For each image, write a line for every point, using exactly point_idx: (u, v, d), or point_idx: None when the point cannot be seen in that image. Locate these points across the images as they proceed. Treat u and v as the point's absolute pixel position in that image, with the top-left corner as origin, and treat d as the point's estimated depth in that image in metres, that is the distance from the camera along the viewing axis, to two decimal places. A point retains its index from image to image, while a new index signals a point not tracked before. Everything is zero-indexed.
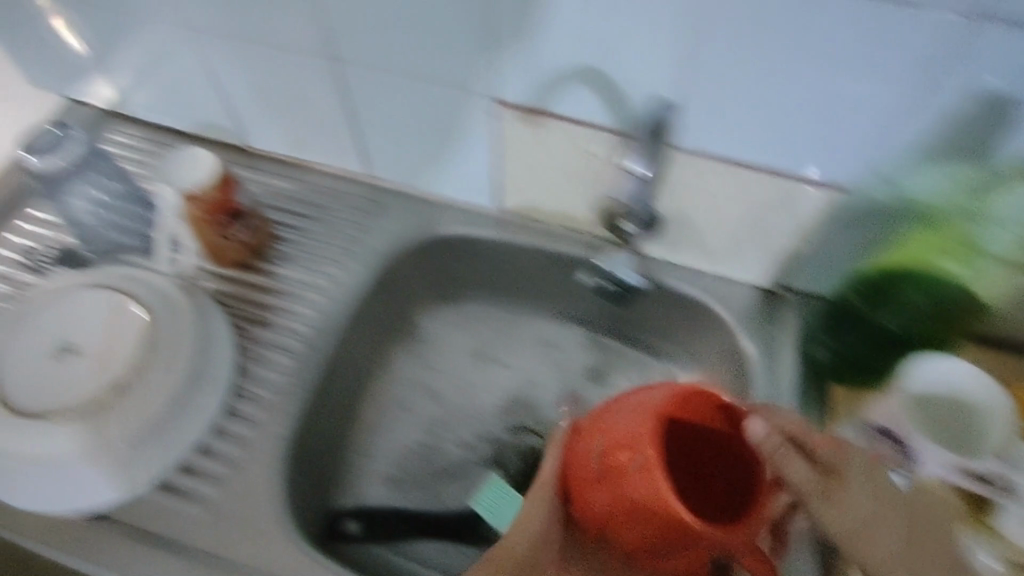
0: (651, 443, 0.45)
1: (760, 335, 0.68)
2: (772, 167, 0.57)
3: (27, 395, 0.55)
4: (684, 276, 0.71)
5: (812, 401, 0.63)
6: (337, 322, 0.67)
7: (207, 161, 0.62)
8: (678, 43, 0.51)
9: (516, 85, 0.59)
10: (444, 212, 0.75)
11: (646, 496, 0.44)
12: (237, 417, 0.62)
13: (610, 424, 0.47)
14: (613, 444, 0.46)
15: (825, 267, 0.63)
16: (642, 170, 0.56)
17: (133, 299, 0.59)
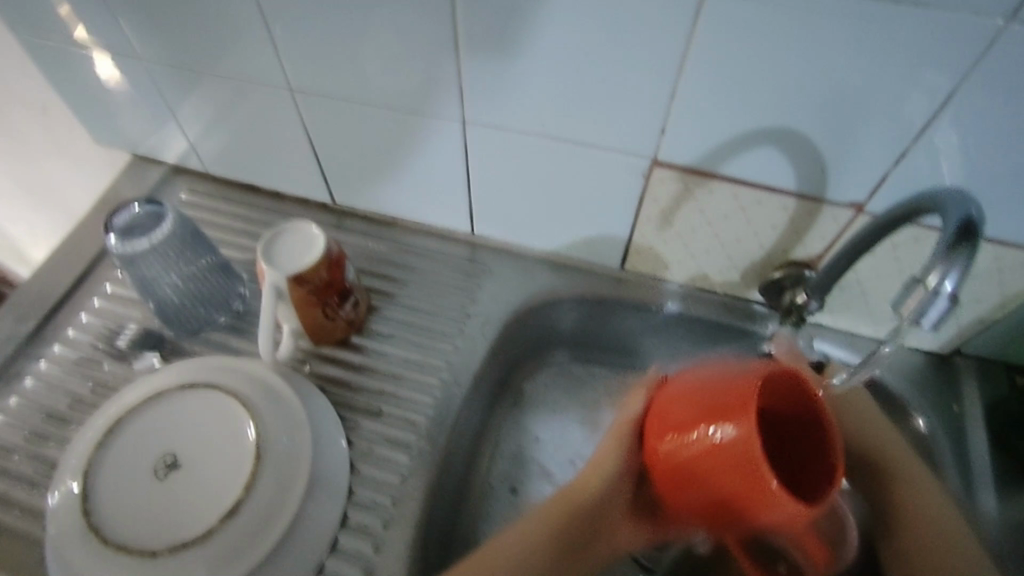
0: (761, 453, 0.37)
1: (944, 412, 0.59)
2: (989, 235, 0.48)
3: (123, 520, 0.47)
4: (844, 339, 0.62)
5: (1012, 492, 0.55)
6: (455, 409, 0.59)
7: (315, 237, 0.55)
8: (908, 101, 0.42)
9: (680, 144, 0.50)
10: (560, 274, 0.67)
11: (783, 519, 0.37)
12: (350, 527, 0.52)
13: (710, 383, 0.41)
14: (700, 408, 0.41)
15: (1020, 335, 0.56)
16: (943, 282, 0.34)
17: (231, 395, 0.53)
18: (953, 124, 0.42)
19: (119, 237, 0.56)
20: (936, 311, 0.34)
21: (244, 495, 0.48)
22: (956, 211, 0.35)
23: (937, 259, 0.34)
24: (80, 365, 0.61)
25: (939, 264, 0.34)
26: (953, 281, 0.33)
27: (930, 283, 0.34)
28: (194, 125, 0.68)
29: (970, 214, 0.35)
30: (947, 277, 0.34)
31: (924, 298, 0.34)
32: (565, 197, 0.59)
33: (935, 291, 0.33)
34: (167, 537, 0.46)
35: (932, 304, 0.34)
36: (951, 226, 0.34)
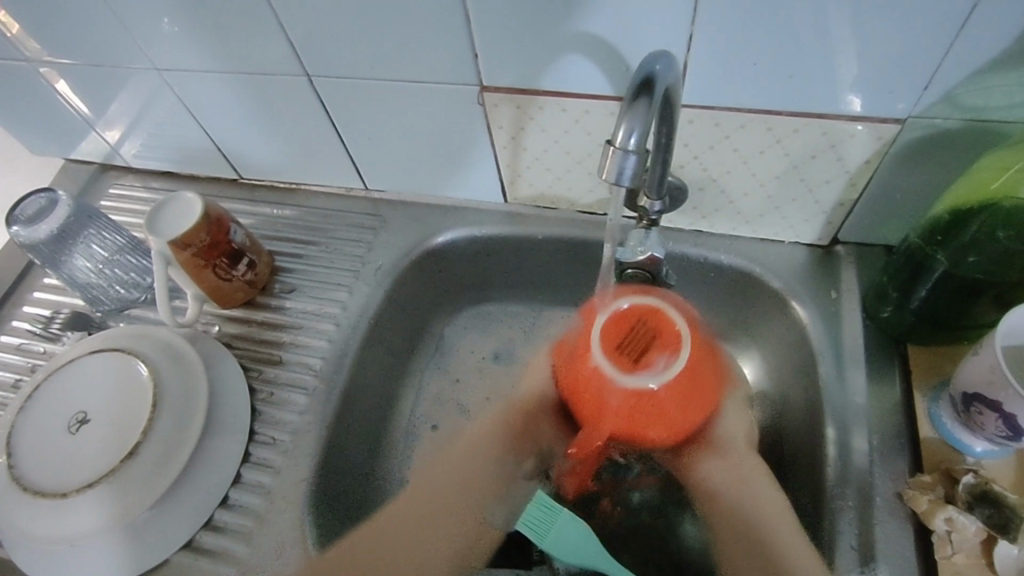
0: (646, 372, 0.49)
1: (820, 300, 0.59)
2: (809, 110, 0.49)
3: (42, 470, 0.53)
4: (721, 245, 0.63)
5: (886, 368, 0.55)
6: (353, 350, 0.64)
7: (193, 204, 0.59)
8: None
9: (503, 64, 0.52)
10: (451, 215, 0.70)
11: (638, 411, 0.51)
12: (253, 462, 0.58)
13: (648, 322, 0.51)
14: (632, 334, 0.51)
15: (884, 214, 0.56)
16: (628, 140, 0.36)
17: (134, 355, 0.57)
18: (723, 9, 0.44)
19: (23, 226, 0.62)
20: (630, 166, 0.37)
21: (143, 437, 0.53)
22: (639, 74, 0.37)
23: (624, 115, 0.36)
24: (21, 349, 0.67)
25: (628, 121, 0.36)
26: (638, 135, 0.36)
27: (620, 141, 0.36)
28: (109, 123, 0.75)
29: (652, 72, 0.36)
30: (632, 132, 0.36)
31: (616, 157, 0.36)
32: (426, 140, 0.62)
33: (623, 147, 0.36)
34: (77, 479, 0.52)
35: (627, 159, 0.37)
36: (633, 86, 0.36)
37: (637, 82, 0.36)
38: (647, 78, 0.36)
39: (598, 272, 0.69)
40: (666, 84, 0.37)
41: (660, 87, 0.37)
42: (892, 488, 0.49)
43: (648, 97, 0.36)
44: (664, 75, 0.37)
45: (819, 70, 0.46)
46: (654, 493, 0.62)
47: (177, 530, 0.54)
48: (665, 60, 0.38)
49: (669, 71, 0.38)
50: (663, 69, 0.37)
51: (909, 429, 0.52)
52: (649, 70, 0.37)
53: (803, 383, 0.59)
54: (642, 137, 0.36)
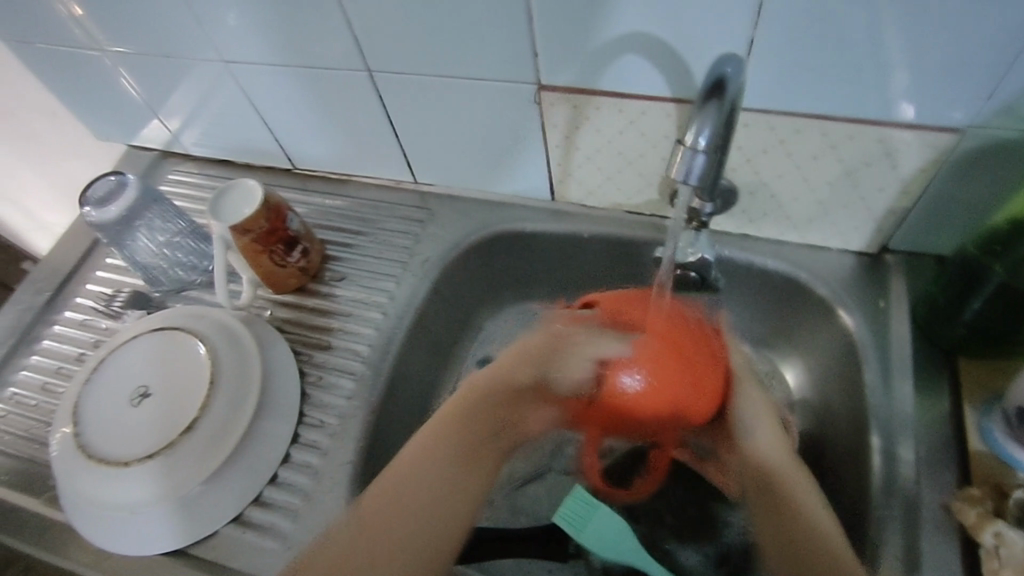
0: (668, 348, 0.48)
1: (868, 309, 0.59)
2: (866, 117, 0.49)
3: (105, 440, 0.56)
4: (768, 250, 0.63)
5: (934, 381, 0.55)
6: (397, 339, 0.65)
7: (254, 192, 0.61)
8: None
9: (560, 64, 0.53)
10: (498, 211, 0.71)
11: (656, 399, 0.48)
12: (301, 443, 0.60)
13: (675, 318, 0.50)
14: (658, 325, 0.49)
15: (939, 225, 0.55)
16: (697, 140, 0.37)
17: (193, 334, 0.60)
18: (784, 14, 0.44)
19: (93, 207, 0.65)
20: (698, 166, 0.38)
21: (201, 413, 0.55)
22: (709, 77, 0.37)
23: (695, 116, 0.37)
24: (84, 325, 0.70)
25: (699, 121, 0.37)
26: (707, 136, 0.37)
27: (690, 142, 0.37)
28: (172, 111, 0.77)
29: (723, 75, 0.37)
30: (702, 133, 0.37)
31: (685, 158, 0.38)
32: (477, 135, 0.63)
33: (693, 147, 0.37)
34: (138, 450, 0.54)
35: (694, 159, 0.38)
36: (703, 88, 0.37)
37: (707, 86, 0.37)
38: (717, 82, 0.36)
39: (641, 272, 0.69)
40: (736, 88, 0.38)
41: (731, 93, 0.37)
42: (939, 500, 0.49)
43: (718, 101, 0.37)
44: (734, 79, 0.37)
45: (881, 78, 0.46)
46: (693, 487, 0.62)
47: (229, 504, 0.56)
48: (737, 62, 0.38)
49: (741, 76, 0.38)
50: (736, 74, 0.37)
51: (958, 442, 0.51)
52: (720, 74, 0.37)
53: (848, 391, 0.58)
54: (711, 138, 0.37)
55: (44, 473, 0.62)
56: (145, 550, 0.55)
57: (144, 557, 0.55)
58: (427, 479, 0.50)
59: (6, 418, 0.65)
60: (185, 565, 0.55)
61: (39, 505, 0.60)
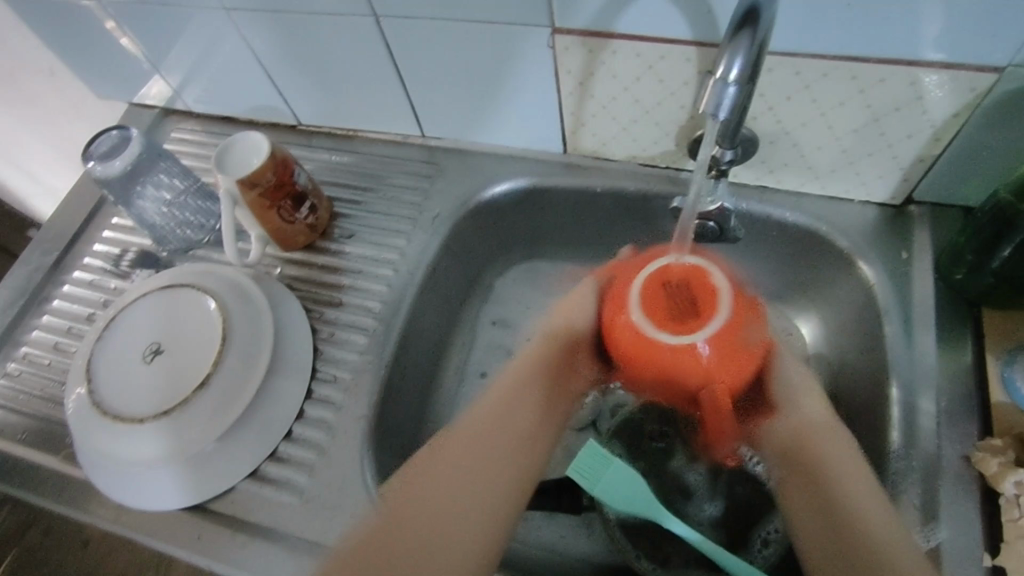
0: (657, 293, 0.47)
1: (890, 260, 0.57)
2: (898, 58, 0.47)
3: (119, 397, 0.56)
4: (787, 201, 0.61)
5: (957, 332, 0.54)
6: (409, 296, 0.64)
7: (261, 145, 0.60)
8: None
9: (576, 5, 0.51)
10: (510, 165, 0.69)
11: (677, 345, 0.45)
12: (315, 399, 0.60)
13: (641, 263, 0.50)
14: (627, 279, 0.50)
15: (969, 172, 0.54)
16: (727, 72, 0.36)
17: (203, 291, 0.59)
18: None
19: (97, 161, 0.64)
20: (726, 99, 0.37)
21: (214, 368, 0.55)
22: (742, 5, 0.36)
23: (725, 47, 0.36)
24: (93, 285, 0.70)
25: (729, 52, 0.36)
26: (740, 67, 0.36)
27: (721, 72, 0.36)
28: (172, 67, 0.75)
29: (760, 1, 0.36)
30: (733, 65, 0.36)
31: (715, 89, 0.37)
32: (489, 85, 0.61)
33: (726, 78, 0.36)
34: (153, 406, 0.54)
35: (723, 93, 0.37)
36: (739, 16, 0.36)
37: (739, 14, 0.36)
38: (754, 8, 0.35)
39: (656, 225, 0.68)
40: (769, 18, 0.36)
41: (762, 25, 0.36)
42: (960, 452, 0.49)
43: (751, 30, 0.36)
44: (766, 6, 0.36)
45: (917, 12, 0.44)
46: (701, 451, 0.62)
47: (245, 459, 0.56)
48: None
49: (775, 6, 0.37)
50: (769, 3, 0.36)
51: (981, 393, 0.50)
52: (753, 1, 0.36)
53: (867, 343, 0.58)
54: (743, 70, 0.36)
55: (62, 431, 0.62)
56: (165, 504, 0.55)
57: (164, 511, 0.56)
58: (489, 453, 0.51)
59: (21, 377, 0.65)
60: (205, 518, 0.55)
61: (58, 462, 0.60)
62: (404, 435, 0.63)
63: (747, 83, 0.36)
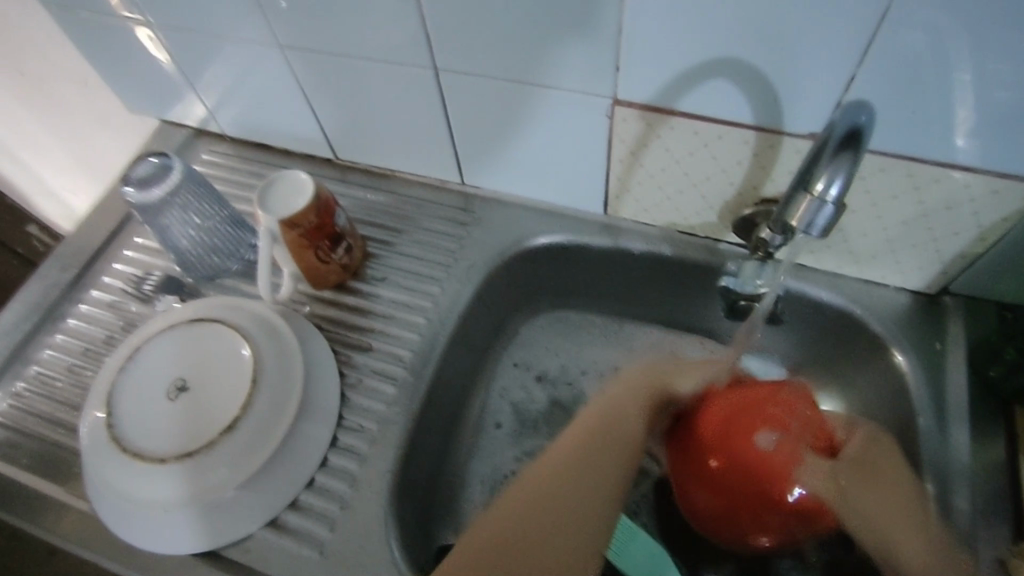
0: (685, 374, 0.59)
1: (923, 350, 0.58)
2: (953, 163, 0.48)
3: (140, 433, 0.54)
4: (824, 282, 0.62)
5: (989, 429, 0.54)
6: (439, 346, 0.64)
7: (305, 184, 0.59)
8: (856, 26, 0.43)
9: (640, 80, 0.52)
10: (547, 219, 0.69)
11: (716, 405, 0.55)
12: (339, 447, 0.59)
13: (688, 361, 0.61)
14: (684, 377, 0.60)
15: (1008, 273, 0.55)
16: (830, 195, 0.39)
17: (233, 328, 0.58)
18: (890, 54, 0.43)
19: (135, 187, 0.62)
20: (825, 214, 0.40)
21: (242, 411, 0.53)
22: (843, 123, 0.38)
23: (827, 167, 0.38)
24: (113, 306, 0.68)
25: (834, 175, 0.38)
26: (838, 187, 0.38)
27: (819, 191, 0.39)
28: (212, 90, 0.75)
29: (858, 125, 0.37)
30: (832, 183, 0.39)
31: (813, 206, 0.40)
32: (538, 143, 0.62)
33: (821, 197, 0.39)
34: (175, 446, 0.53)
35: (822, 209, 0.40)
36: (835, 140, 0.38)
37: (841, 134, 0.37)
38: (852, 131, 0.37)
39: (687, 292, 0.68)
40: (868, 133, 0.38)
41: (863, 142, 0.38)
42: (993, 556, 0.49)
43: (852, 149, 0.38)
44: (869, 127, 0.37)
45: (978, 123, 0.45)
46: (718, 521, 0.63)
47: (264, 507, 0.55)
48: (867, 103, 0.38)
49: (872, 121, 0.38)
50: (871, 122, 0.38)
51: (1013, 495, 0.51)
52: (856, 123, 0.37)
53: (896, 431, 0.58)
54: (843, 189, 0.39)
55: (69, 459, 0.60)
56: (178, 548, 0.53)
57: (174, 555, 0.54)
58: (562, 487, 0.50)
59: (29, 398, 0.63)
60: (217, 567, 0.54)
61: (64, 494, 0.58)
62: (424, 489, 0.62)
63: (844, 201, 0.39)
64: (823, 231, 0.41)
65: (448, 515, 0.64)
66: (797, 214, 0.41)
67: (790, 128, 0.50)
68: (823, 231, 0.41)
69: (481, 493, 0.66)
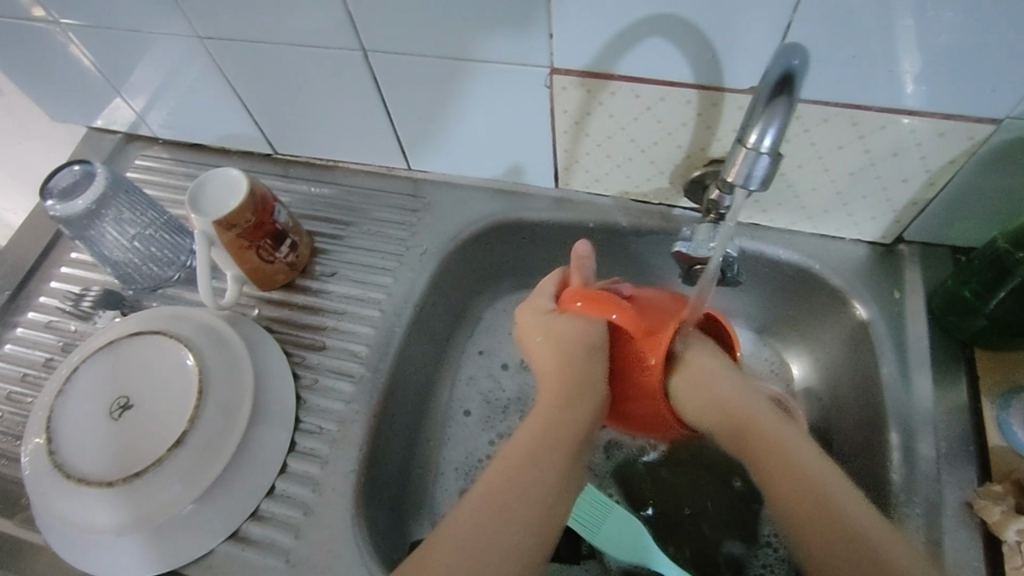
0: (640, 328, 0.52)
1: (884, 300, 0.58)
2: (897, 108, 0.47)
3: (84, 457, 0.51)
4: (780, 240, 0.61)
5: (952, 373, 0.54)
6: (395, 337, 0.62)
7: (238, 182, 0.56)
8: None
9: (574, 45, 0.50)
10: (496, 199, 0.67)
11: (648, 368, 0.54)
12: (299, 452, 0.57)
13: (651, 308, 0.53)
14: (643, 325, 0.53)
15: (958, 215, 0.54)
16: (764, 144, 0.38)
17: (174, 338, 0.55)
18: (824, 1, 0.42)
19: (56, 200, 0.60)
20: (761, 167, 0.39)
21: (190, 425, 0.51)
22: (777, 71, 0.36)
23: (761, 117, 0.37)
24: (51, 327, 0.65)
25: (768, 123, 0.37)
26: (772, 138, 0.37)
27: (754, 143, 0.38)
28: (135, 90, 0.71)
29: (790, 70, 0.36)
30: (766, 133, 0.38)
31: (748, 158, 0.38)
32: (481, 120, 0.60)
33: (756, 149, 0.38)
34: (122, 468, 0.50)
35: (758, 161, 0.39)
36: (771, 84, 0.36)
37: (775, 81, 0.36)
38: (784, 78, 0.36)
39: (646, 261, 0.67)
40: (803, 78, 0.37)
41: (799, 87, 0.37)
42: (961, 498, 0.49)
43: (788, 95, 0.37)
44: (802, 71, 0.36)
45: (915, 64, 0.44)
46: (688, 488, 0.62)
47: (223, 521, 0.52)
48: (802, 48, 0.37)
49: (807, 66, 0.37)
50: (805, 66, 0.36)
51: (977, 437, 0.51)
52: (787, 69, 0.36)
53: (861, 383, 0.58)
54: (777, 139, 0.37)
55: (17, 492, 0.57)
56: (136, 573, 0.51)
57: None
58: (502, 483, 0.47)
59: None
60: None
61: (13, 528, 0.55)
62: (393, 485, 0.60)
63: (779, 151, 0.38)
64: (761, 184, 0.40)
65: (421, 509, 0.63)
66: (733, 169, 0.39)
67: (731, 84, 0.49)
68: (760, 184, 0.40)
69: (453, 483, 0.64)
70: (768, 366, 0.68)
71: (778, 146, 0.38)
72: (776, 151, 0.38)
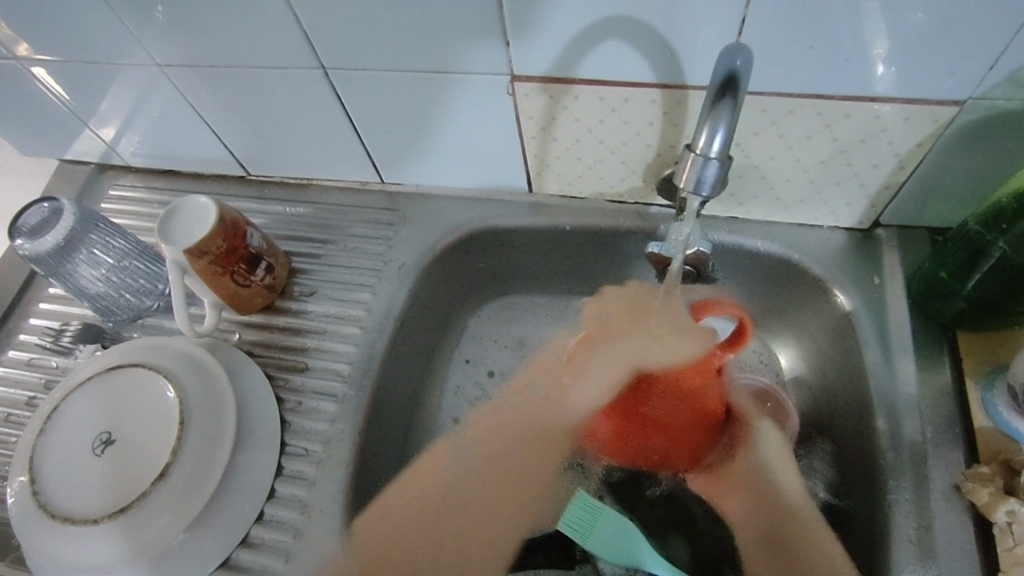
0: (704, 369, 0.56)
1: (863, 285, 0.57)
2: (860, 94, 0.47)
3: (68, 496, 0.51)
4: (757, 231, 0.61)
5: (935, 355, 0.54)
6: (378, 353, 0.61)
7: (206, 209, 0.56)
8: None
9: (533, 51, 0.49)
10: (472, 207, 0.67)
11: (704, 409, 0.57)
12: (286, 475, 0.56)
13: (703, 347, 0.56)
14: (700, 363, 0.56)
15: (931, 198, 0.54)
16: (710, 147, 0.40)
17: (153, 369, 0.55)
18: None
19: (25, 238, 0.59)
20: (710, 170, 0.41)
21: (173, 457, 0.51)
22: (721, 74, 0.38)
23: (707, 121, 0.39)
24: (32, 364, 0.65)
25: (712, 127, 0.39)
26: (717, 140, 0.40)
27: (702, 146, 0.40)
28: (103, 121, 0.70)
29: (732, 72, 0.38)
30: (713, 135, 0.40)
31: (697, 162, 0.41)
32: (449, 131, 0.59)
33: (704, 153, 0.40)
34: (106, 504, 0.50)
35: (708, 163, 0.41)
36: (714, 88, 0.39)
37: (717, 85, 0.38)
38: (725, 81, 0.38)
39: (626, 260, 0.67)
40: (747, 79, 0.39)
41: (742, 88, 0.39)
42: (949, 481, 0.48)
43: (732, 97, 0.39)
44: (744, 72, 0.38)
45: (874, 49, 0.44)
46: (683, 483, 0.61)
47: (213, 550, 0.52)
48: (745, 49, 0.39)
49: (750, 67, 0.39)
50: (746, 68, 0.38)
51: (962, 419, 0.51)
52: (729, 72, 0.38)
53: (846, 370, 0.58)
54: (722, 142, 0.40)
55: (7, 532, 0.57)
56: None
57: None
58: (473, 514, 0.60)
59: None
60: None
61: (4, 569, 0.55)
62: None
63: (726, 153, 0.41)
64: (713, 186, 0.42)
65: None
66: (685, 173, 0.42)
67: (693, 81, 0.48)
68: (711, 187, 0.42)
69: None
70: (755, 358, 0.67)
71: (726, 148, 0.41)
72: (723, 154, 0.41)
